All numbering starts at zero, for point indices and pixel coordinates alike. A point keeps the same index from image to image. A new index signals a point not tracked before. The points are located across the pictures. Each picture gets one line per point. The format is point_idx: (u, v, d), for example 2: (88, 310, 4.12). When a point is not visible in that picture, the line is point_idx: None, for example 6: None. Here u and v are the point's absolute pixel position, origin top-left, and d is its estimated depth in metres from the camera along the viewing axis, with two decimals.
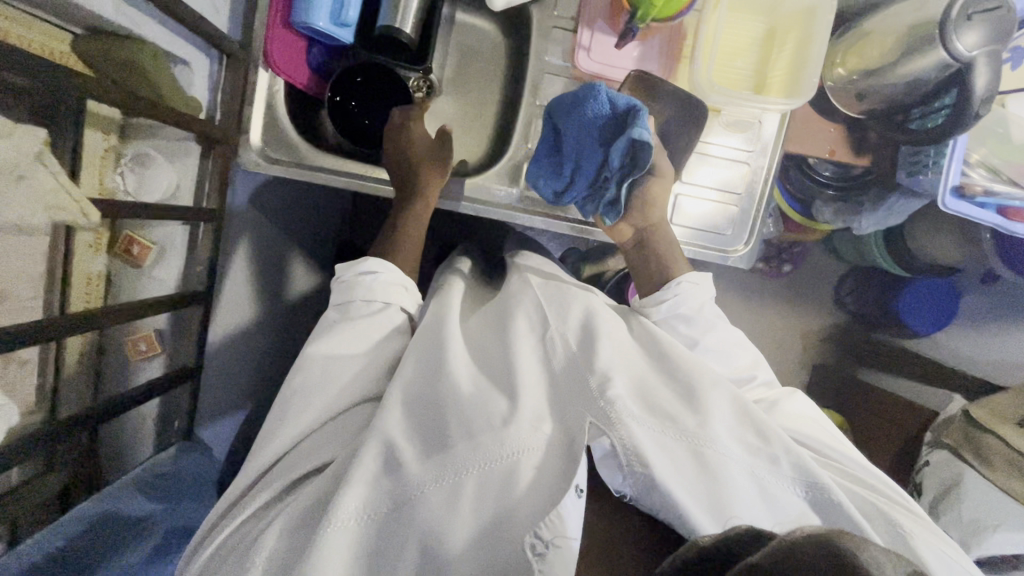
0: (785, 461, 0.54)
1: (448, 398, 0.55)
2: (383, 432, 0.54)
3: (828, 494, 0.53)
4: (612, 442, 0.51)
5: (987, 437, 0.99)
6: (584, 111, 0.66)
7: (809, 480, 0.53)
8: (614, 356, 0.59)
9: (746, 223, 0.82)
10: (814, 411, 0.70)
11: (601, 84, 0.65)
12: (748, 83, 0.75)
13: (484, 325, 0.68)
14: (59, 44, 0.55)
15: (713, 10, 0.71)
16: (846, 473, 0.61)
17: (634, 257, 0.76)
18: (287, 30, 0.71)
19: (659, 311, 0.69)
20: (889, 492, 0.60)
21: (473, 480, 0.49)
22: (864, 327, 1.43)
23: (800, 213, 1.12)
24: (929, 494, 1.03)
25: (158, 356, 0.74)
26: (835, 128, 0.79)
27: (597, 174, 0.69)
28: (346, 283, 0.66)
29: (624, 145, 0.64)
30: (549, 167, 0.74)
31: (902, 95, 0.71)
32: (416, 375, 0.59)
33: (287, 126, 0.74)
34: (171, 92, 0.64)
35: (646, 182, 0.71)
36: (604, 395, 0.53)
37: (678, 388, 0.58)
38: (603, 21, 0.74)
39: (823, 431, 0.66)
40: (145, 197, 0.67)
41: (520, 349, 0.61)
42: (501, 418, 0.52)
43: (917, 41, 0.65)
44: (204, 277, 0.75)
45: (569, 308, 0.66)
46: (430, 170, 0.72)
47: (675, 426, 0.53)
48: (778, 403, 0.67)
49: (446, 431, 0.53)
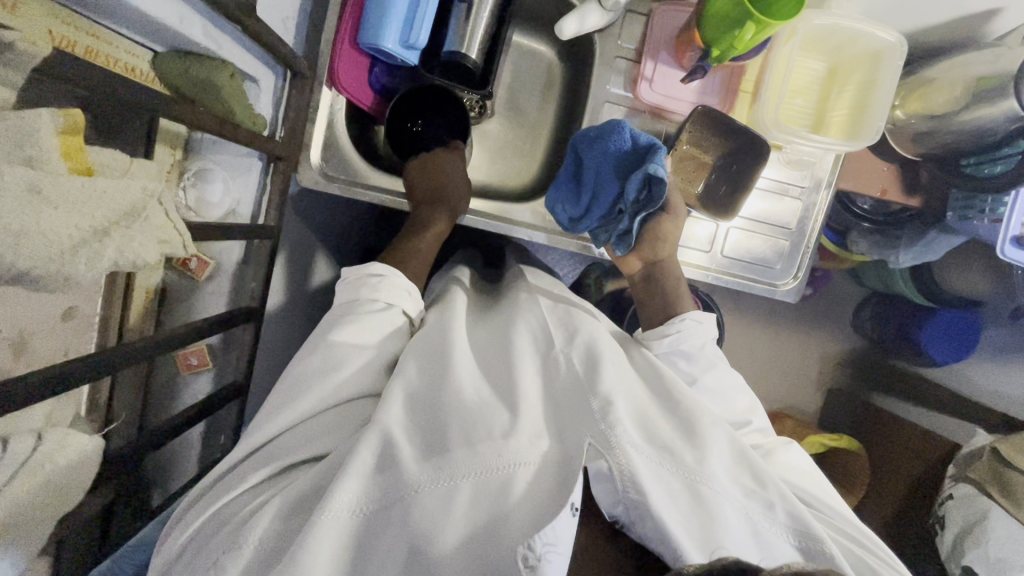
0: (779, 506, 0.53)
1: (451, 404, 0.54)
2: (382, 424, 0.52)
3: (819, 545, 0.51)
4: (609, 466, 0.51)
5: (1014, 475, 0.98)
6: (605, 145, 0.71)
7: (801, 528, 0.52)
8: (617, 381, 0.58)
9: (796, 256, 0.82)
10: (809, 463, 0.67)
11: (624, 122, 0.70)
12: (807, 121, 0.76)
13: (489, 344, 0.68)
14: (135, 59, 0.55)
15: (783, 44, 0.71)
16: (840, 529, 0.59)
17: (639, 288, 0.76)
18: (354, 49, 0.72)
19: (660, 343, 0.68)
20: (882, 553, 0.58)
21: (469, 486, 0.48)
22: (881, 352, 1.45)
23: (835, 243, 1.10)
24: (952, 528, 1.02)
25: (207, 371, 0.74)
26: (888, 167, 0.80)
27: (615, 205, 0.73)
28: (356, 283, 0.64)
29: (641, 178, 0.67)
30: (569, 193, 0.77)
31: (963, 143, 0.71)
32: (416, 386, 0.57)
33: (345, 147, 0.75)
34: (245, 113, 0.61)
35: (658, 219, 0.73)
36: (607, 419, 0.53)
37: (677, 423, 0.58)
38: (667, 53, 0.75)
39: (817, 483, 0.64)
40: (208, 215, 0.66)
41: (524, 374, 0.60)
42: (502, 431, 0.51)
43: (987, 92, 0.66)
44: (256, 294, 0.71)
45: (574, 332, 0.66)
46: (449, 192, 0.74)
47: (673, 459, 0.53)
48: (774, 453, 0.65)
49: (446, 435, 0.52)
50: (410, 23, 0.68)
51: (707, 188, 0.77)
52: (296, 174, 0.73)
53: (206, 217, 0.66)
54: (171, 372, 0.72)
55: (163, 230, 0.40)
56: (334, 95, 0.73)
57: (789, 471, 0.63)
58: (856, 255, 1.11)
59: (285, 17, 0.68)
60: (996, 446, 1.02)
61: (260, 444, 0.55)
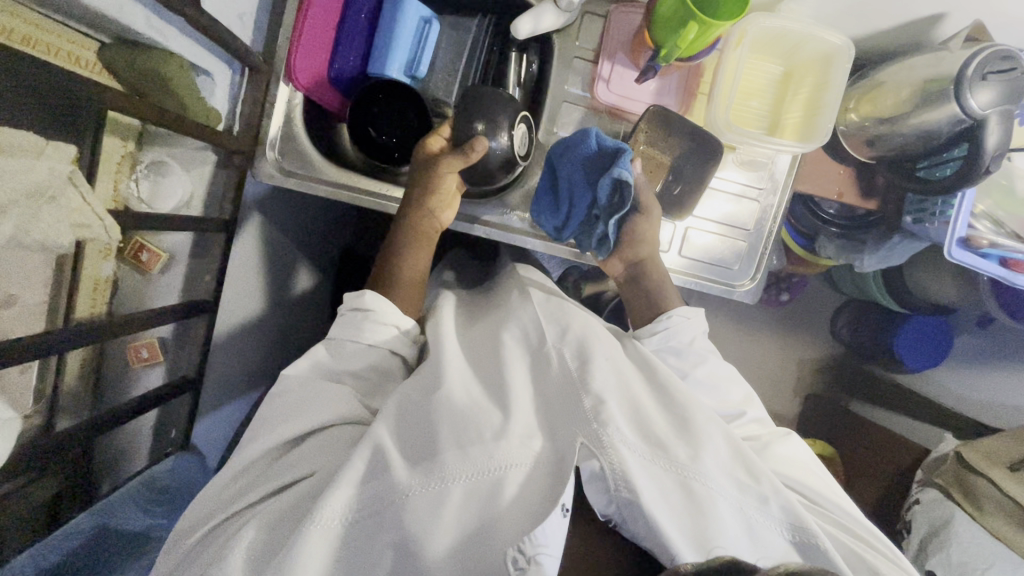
0: (773, 501, 0.53)
1: (441, 406, 0.53)
2: (374, 435, 0.53)
3: (813, 539, 0.51)
4: (602, 465, 0.50)
5: (977, 479, 0.95)
6: (574, 154, 0.70)
7: (797, 524, 0.52)
8: (608, 380, 0.57)
9: (754, 258, 0.82)
10: (806, 455, 0.67)
11: (592, 128, 0.69)
12: (762, 123, 0.76)
13: (477, 342, 0.67)
14: (75, 48, 0.54)
15: (733, 48, 0.72)
16: (834, 521, 0.59)
17: (627, 291, 0.76)
18: (312, 46, 0.73)
19: (651, 341, 0.69)
20: (874, 543, 0.58)
21: (460, 489, 0.48)
22: (860, 357, 1.37)
23: (802, 248, 1.09)
24: (917, 532, 0.98)
25: (157, 366, 0.73)
26: (844, 170, 0.81)
27: (590, 212, 0.72)
28: (346, 318, 0.65)
29: (608, 182, 0.66)
30: (548, 204, 0.76)
31: (911, 146, 0.71)
32: (410, 389, 0.57)
33: (305, 142, 0.76)
34: (196, 106, 0.62)
35: (635, 219, 0.72)
36: (598, 417, 0.52)
37: (673, 417, 0.57)
38: (623, 54, 0.76)
39: (811, 474, 0.64)
40: (161, 205, 0.65)
41: (512, 374, 0.59)
42: (494, 431, 0.52)
43: (933, 94, 0.66)
44: (211, 289, 0.74)
45: (567, 325, 0.65)
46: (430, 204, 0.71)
47: (665, 455, 0.52)
48: (768, 445, 0.64)
49: (436, 440, 0.51)
50: (413, 52, 0.76)
51: (663, 189, 0.77)
52: (251, 168, 0.74)
53: (158, 207, 0.65)
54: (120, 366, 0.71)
55: (76, 213, 0.48)
56: (292, 90, 0.74)
57: (783, 463, 0.63)
58: (823, 259, 1.09)
59: (242, 12, 0.68)
60: (960, 451, 1.00)
61: (252, 461, 0.56)
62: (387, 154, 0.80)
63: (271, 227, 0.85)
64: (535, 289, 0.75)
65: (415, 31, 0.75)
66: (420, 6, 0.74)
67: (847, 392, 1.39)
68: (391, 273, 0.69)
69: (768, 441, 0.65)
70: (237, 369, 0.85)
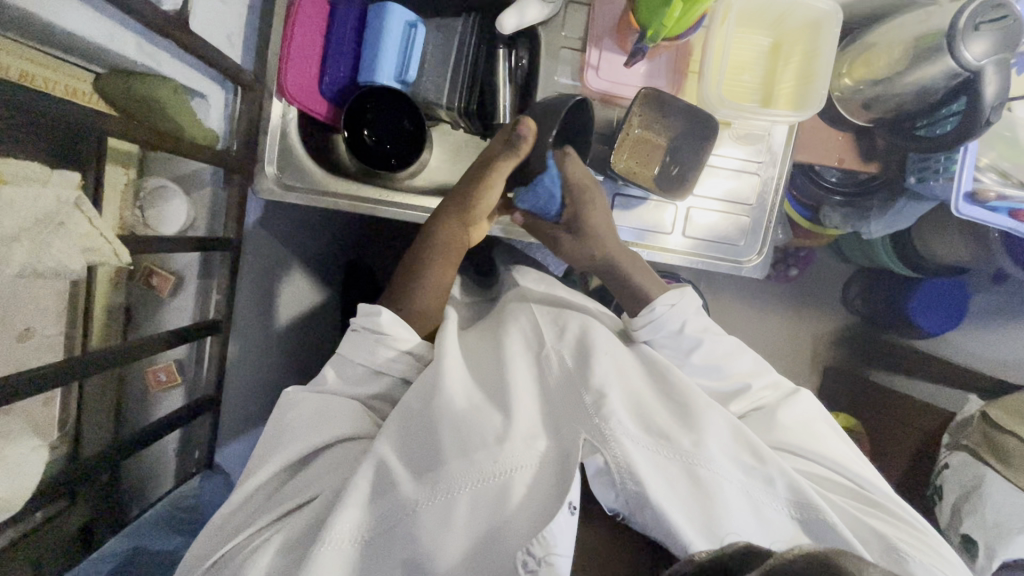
0: (779, 480, 0.52)
1: (441, 415, 0.53)
2: (377, 454, 0.53)
3: (820, 514, 0.51)
4: (605, 460, 0.50)
5: (1007, 439, 0.90)
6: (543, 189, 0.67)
7: (804, 502, 0.51)
8: (609, 373, 0.57)
9: (759, 233, 0.81)
10: (818, 411, 0.65)
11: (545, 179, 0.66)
12: (755, 96, 0.76)
13: (476, 349, 0.65)
14: (77, 83, 0.58)
15: (719, 24, 0.72)
16: (838, 485, 0.59)
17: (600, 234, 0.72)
18: (301, 59, 0.73)
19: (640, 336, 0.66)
20: (885, 504, 0.57)
21: (467, 497, 0.48)
22: (874, 326, 1.32)
23: (807, 220, 1.04)
24: (948, 498, 0.93)
25: (177, 386, 0.73)
26: (843, 136, 0.80)
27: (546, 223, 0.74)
28: (358, 336, 0.61)
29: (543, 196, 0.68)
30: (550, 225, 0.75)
31: (910, 104, 0.71)
32: (411, 401, 0.56)
33: (298, 150, 0.75)
34: (194, 129, 0.63)
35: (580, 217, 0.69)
36: (600, 412, 0.52)
37: (676, 409, 0.57)
38: (609, 40, 0.77)
39: (818, 434, 0.62)
40: (165, 230, 0.65)
41: (513, 372, 0.59)
42: (495, 436, 0.51)
43: (926, 51, 0.67)
44: (222, 306, 0.73)
45: (564, 325, 0.66)
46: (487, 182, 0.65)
47: (671, 445, 0.52)
48: (773, 411, 0.63)
49: (440, 449, 0.51)
50: (403, 59, 0.78)
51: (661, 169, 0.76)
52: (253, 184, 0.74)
53: (164, 231, 0.65)
54: (140, 389, 0.72)
55: (87, 238, 0.44)
56: (285, 105, 0.73)
57: (787, 431, 0.61)
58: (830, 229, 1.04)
59: (230, 31, 0.69)
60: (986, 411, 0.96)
61: (266, 481, 0.56)
62: (384, 161, 0.79)
63: (275, 243, 0.85)
64: (534, 289, 0.75)
65: (402, 37, 0.76)
66: (405, 11, 0.75)
67: (863, 363, 1.34)
68: (409, 280, 0.67)
69: (771, 411, 0.63)
70: (250, 385, 0.84)
